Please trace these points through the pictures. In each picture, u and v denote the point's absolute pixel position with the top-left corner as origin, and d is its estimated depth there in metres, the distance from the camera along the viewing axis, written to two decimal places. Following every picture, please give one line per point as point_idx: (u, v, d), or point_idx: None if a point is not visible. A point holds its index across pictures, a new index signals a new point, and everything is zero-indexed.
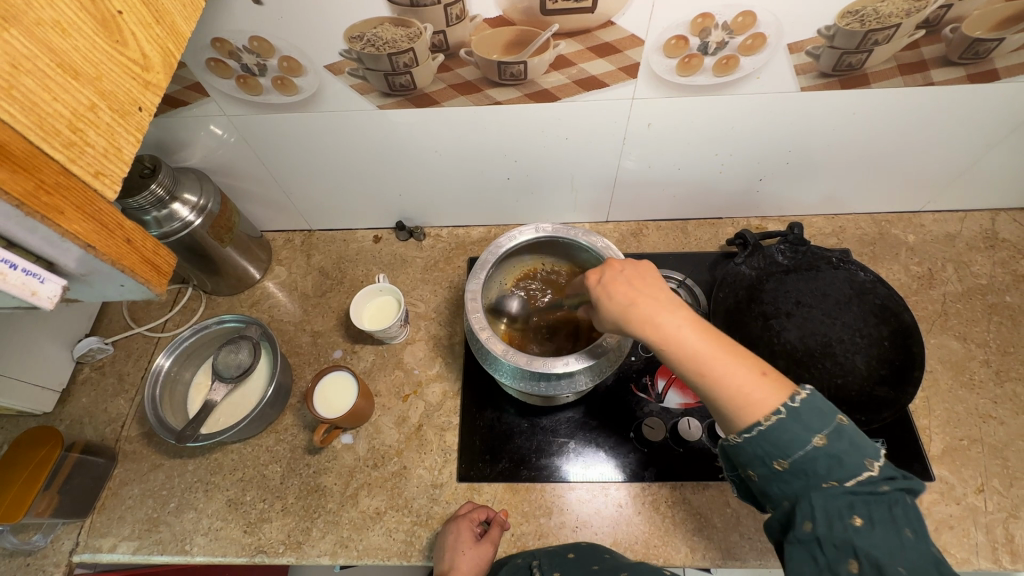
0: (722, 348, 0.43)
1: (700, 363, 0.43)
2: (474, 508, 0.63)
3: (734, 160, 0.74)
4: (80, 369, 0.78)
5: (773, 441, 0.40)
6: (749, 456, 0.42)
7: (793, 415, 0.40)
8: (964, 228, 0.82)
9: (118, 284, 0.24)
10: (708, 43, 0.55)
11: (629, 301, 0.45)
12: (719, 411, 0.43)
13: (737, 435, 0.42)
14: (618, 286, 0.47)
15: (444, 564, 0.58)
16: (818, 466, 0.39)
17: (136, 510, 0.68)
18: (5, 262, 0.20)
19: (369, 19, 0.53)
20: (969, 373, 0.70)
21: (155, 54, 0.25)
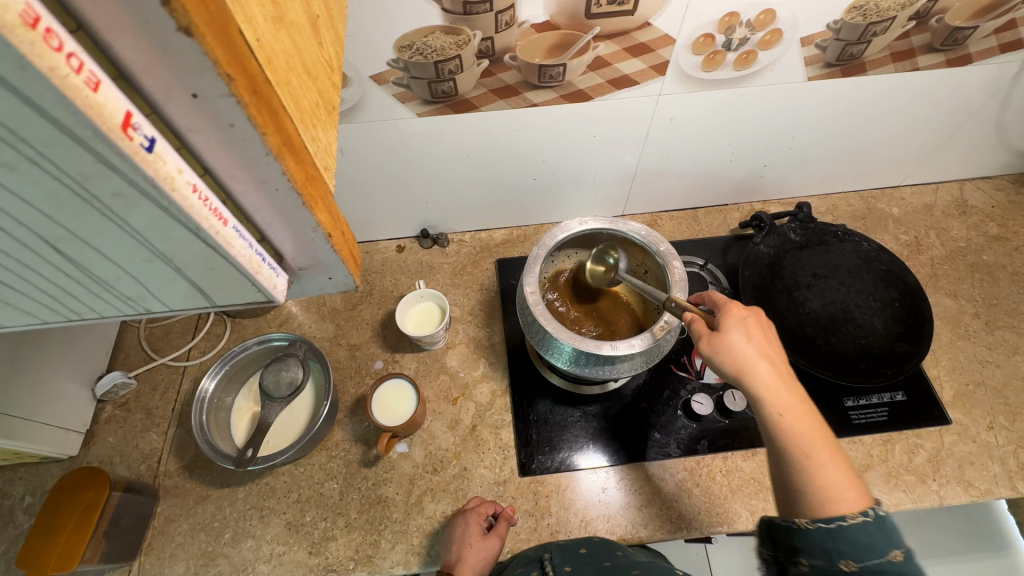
0: (820, 435, 0.43)
1: (806, 443, 0.43)
2: (482, 502, 0.65)
3: (743, 149, 0.79)
4: (101, 407, 0.74)
5: (850, 539, 0.39)
6: (807, 547, 0.41)
7: (879, 523, 0.39)
8: (938, 199, 0.91)
9: (326, 277, 0.30)
10: (732, 40, 0.60)
11: (751, 355, 0.46)
12: (802, 496, 0.42)
13: (812, 520, 0.41)
14: (737, 336, 0.47)
15: (452, 556, 0.60)
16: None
17: (189, 546, 0.65)
18: (259, 257, 0.26)
19: (421, 28, 0.54)
20: (963, 326, 0.78)
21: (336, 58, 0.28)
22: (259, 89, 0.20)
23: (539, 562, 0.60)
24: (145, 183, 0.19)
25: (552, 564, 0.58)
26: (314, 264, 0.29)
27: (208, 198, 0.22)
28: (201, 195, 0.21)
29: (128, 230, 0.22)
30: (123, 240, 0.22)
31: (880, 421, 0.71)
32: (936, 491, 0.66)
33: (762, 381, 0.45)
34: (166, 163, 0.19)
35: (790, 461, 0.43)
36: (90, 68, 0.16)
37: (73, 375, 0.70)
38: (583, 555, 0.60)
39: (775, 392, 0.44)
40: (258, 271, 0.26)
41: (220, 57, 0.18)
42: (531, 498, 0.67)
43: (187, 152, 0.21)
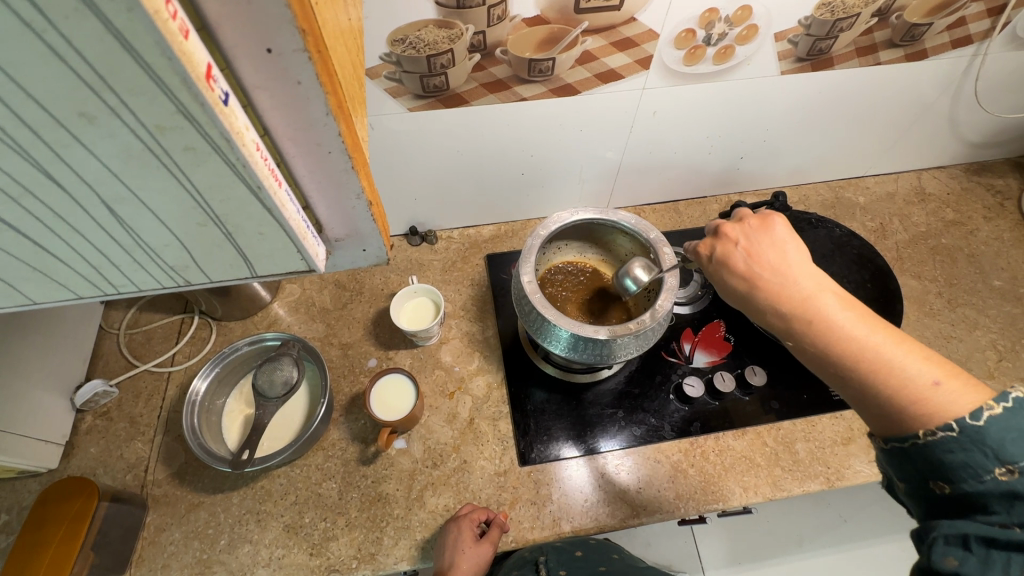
0: (878, 333, 0.41)
1: (860, 350, 0.40)
2: (474, 508, 0.64)
3: (721, 142, 0.83)
4: (81, 418, 0.71)
5: (1003, 446, 0.33)
6: (903, 462, 0.38)
7: (970, 434, 0.34)
8: (899, 187, 0.97)
9: (360, 249, 0.36)
10: (712, 35, 0.62)
11: (753, 265, 0.47)
12: (881, 411, 0.39)
13: (894, 442, 0.39)
14: (741, 247, 0.48)
15: (445, 562, 0.61)
16: (992, 500, 0.33)
17: (182, 555, 0.63)
18: (305, 224, 0.31)
19: (414, 22, 0.55)
20: (928, 304, 0.83)
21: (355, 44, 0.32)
22: None
23: (534, 563, 0.68)
24: (221, 141, 0.23)
25: (548, 567, 0.67)
26: (350, 235, 0.34)
27: (268, 158, 0.26)
28: (261, 151, 0.25)
29: (191, 196, 0.26)
30: (183, 202, 0.26)
31: None
32: None
33: (782, 284, 0.45)
34: (237, 119, 0.23)
35: (858, 371, 0.40)
36: (181, 17, 0.19)
37: (50, 385, 0.67)
38: (578, 557, 0.70)
39: (808, 294, 0.44)
40: (304, 235, 0.30)
41: (298, 15, 0.21)
42: (532, 487, 0.68)
43: (252, 112, 0.25)
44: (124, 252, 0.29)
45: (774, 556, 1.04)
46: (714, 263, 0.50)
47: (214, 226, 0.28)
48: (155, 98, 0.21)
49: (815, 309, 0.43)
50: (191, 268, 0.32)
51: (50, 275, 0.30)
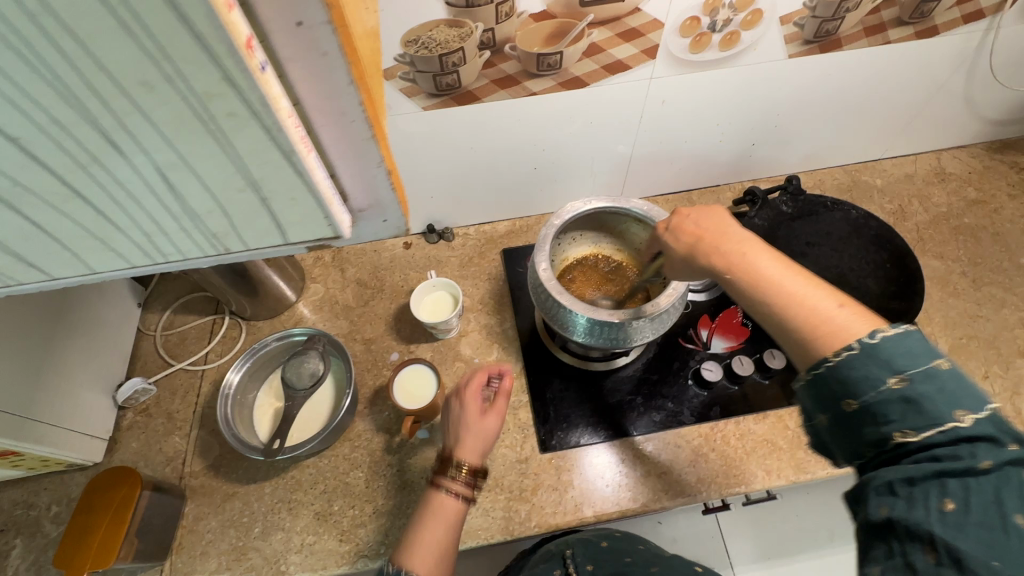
0: (790, 279, 0.46)
1: (780, 292, 0.46)
2: (476, 373, 0.66)
3: (731, 129, 0.83)
4: (122, 415, 0.75)
5: (893, 359, 0.38)
6: (820, 397, 0.41)
7: (866, 351, 0.39)
8: (919, 168, 0.95)
9: (381, 220, 0.39)
10: (716, 21, 0.63)
11: (692, 239, 0.54)
12: (798, 344, 0.43)
13: (809, 373, 0.42)
14: (686, 226, 0.56)
15: (453, 438, 0.62)
16: (889, 410, 0.38)
17: (220, 542, 0.65)
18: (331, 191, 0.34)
19: (425, 22, 0.57)
20: (952, 284, 0.82)
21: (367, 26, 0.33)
22: None
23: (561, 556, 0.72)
24: (258, 104, 0.26)
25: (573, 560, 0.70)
26: (372, 206, 0.37)
27: (300, 127, 0.29)
28: (294, 124, 0.28)
29: (233, 171, 0.29)
30: (225, 168, 0.29)
31: None
32: None
33: (716, 243, 0.52)
34: (271, 86, 0.26)
35: (769, 307, 0.46)
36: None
37: (92, 384, 0.71)
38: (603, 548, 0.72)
39: (740, 252, 0.50)
40: (331, 200, 0.34)
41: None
42: (553, 473, 0.69)
43: (286, 81, 0.27)
44: (171, 220, 0.32)
45: (805, 551, 1.03)
46: (667, 230, 0.58)
47: (251, 191, 0.31)
48: (199, 69, 0.23)
49: (744, 264, 0.49)
50: (229, 241, 0.35)
51: (105, 238, 0.33)
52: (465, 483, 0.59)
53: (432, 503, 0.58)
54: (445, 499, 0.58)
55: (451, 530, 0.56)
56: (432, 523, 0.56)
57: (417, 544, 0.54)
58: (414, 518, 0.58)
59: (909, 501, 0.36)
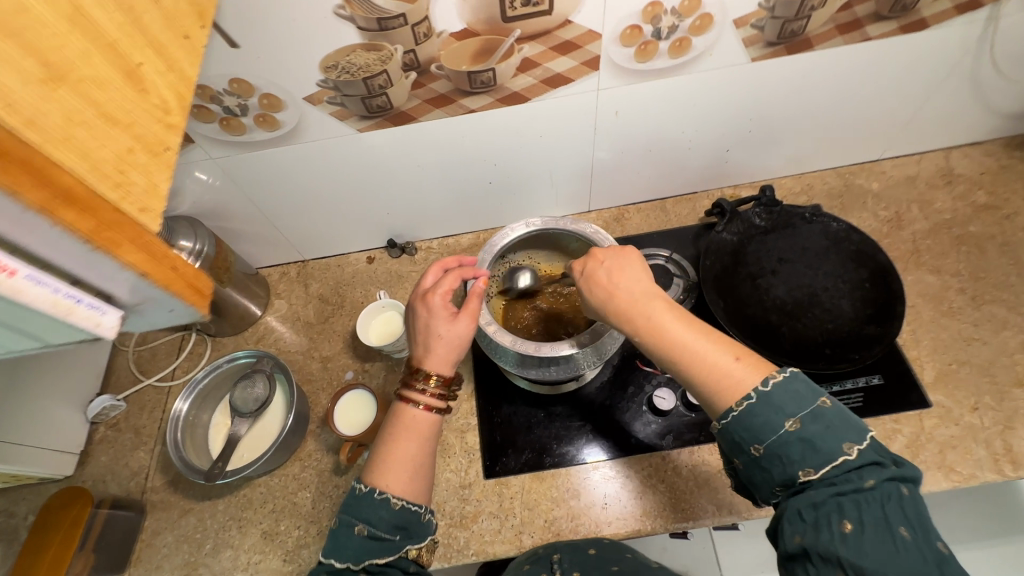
0: (689, 338, 0.50)
1: (688, 352, 0.49)
2: (449, 276, 0.60)
3: (700, 135, 0.77)
4: (95, 429, 0.79)
5: (784, 403, 0.44)
6: (730, 443, 0.47)
7: (766, 400, 0.45)
8: (922, 169, 0.86)
9: (167, 311, 0.26)
10: (660, 29, 0.59)
11: (605, 290, 0.55)
12: (706, 398, 0.48)
13: (720, 421, 0.47)
14: (598, 275, 0.56)
15: (420, 343, 0.57)
16: (792, 450, 0.43)
17: (173, 557, 0.68)
18: (97, 310, 0.24)
19: (341, 47, 0.55)
20: (947, 302, 0.75)
21: (172, 97, 0.27)
22: (32, 169, 0.20)
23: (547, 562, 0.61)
24: None
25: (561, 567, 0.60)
26: (140, 298, 0.25)
27: None
28: None
29: None
30: None
31: (853, 407, 0.69)
32: None
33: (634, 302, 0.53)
34: None
35: (686, 372, 0.49)
36: None
37: (65, 401, 0.74)
38: (592, 555, 0.62)
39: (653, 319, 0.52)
40: (68, 312, 0.22)
41: None
42: (495, 500, 0.68)
43: None
44: None
45: None
46: (584, 279, 0.57)
47: None
48: None
49: (655, 330, 0.51)
50: None
51: None
52: (435, 393, 0.54)
53: (401, 418, 0.55)
54: (416, 409, 0.54)
55: (424, 443, 0.54)
56: (405, 434, 0.54)
57: (391, 463, 0.51)
58: (389, 427, 0.55)
59: (816, 527, 0.41)
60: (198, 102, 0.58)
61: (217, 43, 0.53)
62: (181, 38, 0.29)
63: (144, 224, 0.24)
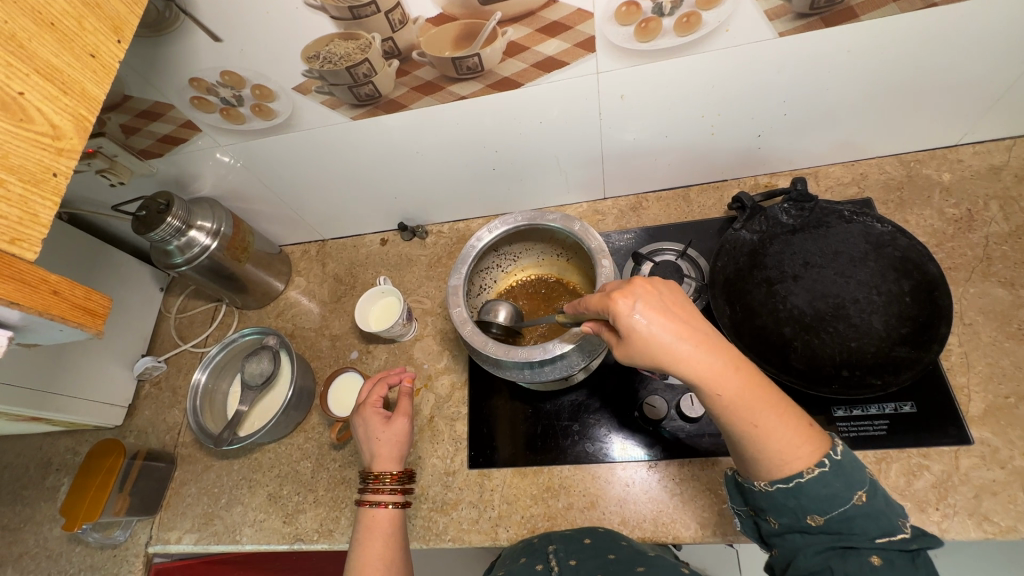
0: (764, 400, 0.43)
1: (757, 417, 0.42)
2: (374, 393, 0.68)
3: (725, 119, 0.69)
4: (141, 385, 0.89)
5: (850, 477, 0.43)
6: (781, 505, 0.44)
7: (835, 473, 0.42)
8: (1012, 158, 0.72)
9: (58, 329, 0.32)
10: (661, 3, 0.52)
11: (679, 343, 0.41)
12: (754, 460, 0.44)
13: (773, 484, 0.44)
14: (661, 319, 0.42)
15: (368, 450, 0.65)
16: (853, 521, 0.42)
17: (195, 506, 0.77)
18: None
19: (319, 37, 0.54)
20: (1016, 323, 0.63)
21: (65, 121, 0.32)
22: None
23: (542, 554, 0.58)
24: None
25: (558, 559, 0.56)
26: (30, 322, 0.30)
27: None
28: None
29: None
30: None
31: (873, 436, 0.61)
32: (936, 522, 0.56)
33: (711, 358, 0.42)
34: None
35: (750, 438, 0.43)
36: None
37: (115, 359, 0.84)
38: (587, 546, 0.58)
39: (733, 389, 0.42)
40: None
41: None
42: (475, 490, 0.69)
43: None
44: None
45: None
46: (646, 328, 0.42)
47: None
48: None
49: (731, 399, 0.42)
50: None
51: None
52: (393, 488, 0.62)
53: (368, 520, 0.61)
54: (375, 511, 0.61)
55: (390, 537, 0.59)
56: (372, 533, 0.60)
57: (363, 560, 0.56)
58: (356, 536, 0.60)
59: (842, 556, 0.42)
60: (196, 94, 0.61)
61: (202, 38, 0.54)
62: (86, 58, 0.33)
63: (14, 253, 0.28)
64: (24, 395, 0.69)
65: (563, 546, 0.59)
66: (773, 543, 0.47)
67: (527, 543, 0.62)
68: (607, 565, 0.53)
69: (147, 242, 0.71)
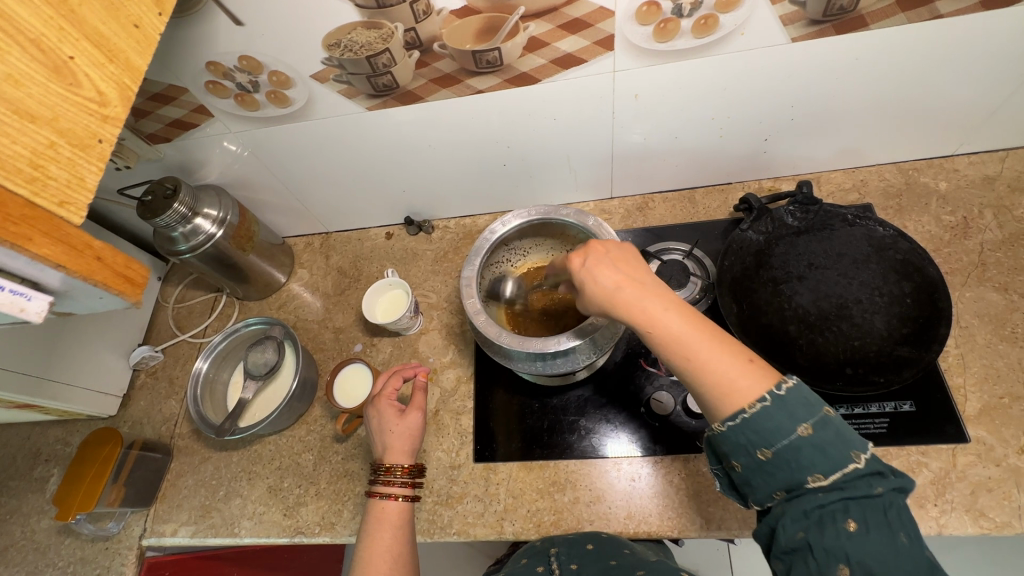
0: (704, 339, 0.45)
1: (693, 355, 0.44)
2: (390, 384, 0.67)
3: (734, 122, 0.70)
4: (137, 375, 0.87)
5: (795, 409, 0.42)
6: (735, 446, 0.44)
7: (780, 406, 0.42)
8: (1005, 169, 0.74)
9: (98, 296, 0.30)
10: (681, 5, 0.53)
11: (613, 286, 0.48)
12: (708, 405, 0.45)
13: (723, 424, 0.44)
14: (603, 269, 0.49)
15: (380, 443, 0.64)
16: (802, 456, 0.41)
17: (192, 498, 0.75)
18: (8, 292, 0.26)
19: (341, 25, 0.54)
20: (1010, 326, 0.65)
21: (110, 89, 0.30)
22: None
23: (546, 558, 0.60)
24: None
25: (559, 563, 0.58)
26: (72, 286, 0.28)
27: None
28: None
29: None
30: None
31: (875, 433, 0.62)
32: (935, 517, 0.57)
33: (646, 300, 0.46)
34: None
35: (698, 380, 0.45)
36: None
37: (111, 348, 0.82)
38: (589, 551, 0.59)
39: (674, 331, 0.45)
40: None
41: None
42: (481, 484, 0.69)
43: None
44: None
45: None
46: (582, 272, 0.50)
47: None
48: None
49: (672, 341, 0.45)
50: None
51: None
52: (403, 481, 0.62)
53: (377, 514, 0.60)
54: (386, 503, 0.61)
55: (400, 531, 0.59)
56: (381, 525, 0.59)
57: (374, 555, 0.56)
58: (363, 527, 0.60)
59: (819, 525, 0.40)
60: (211, 78, 0.60)
61: (223, 21, 0.54)
62: (129, 27, 0.31)
63: (63, 216, 0.27)
64: (18, 380, 0.67)
65: (566, 550, 0.60)
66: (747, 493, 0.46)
67: (534, 545, 0.64)
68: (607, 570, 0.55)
69: (152, 228, 0.70)
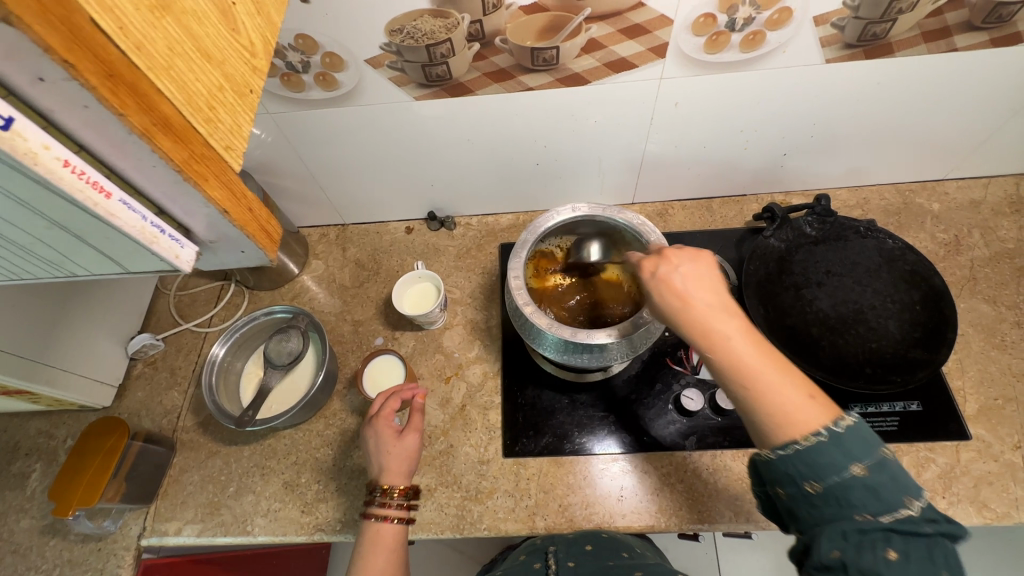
0: (768, 367, 0.45)
1: (753, 380, 0.44)
2: (390, 401, 0.64)
3: (759, 135, 0.75)
4: (133, 364, 0.82)
5: (852, 448, 0.41)
6: (782, 473, 0.43)
7: (835, 442, 0.41)
8: (989, 194, 0.82)
9: (237, 249, 0.32)
10: (736, 20, 0.56)
11: (682, 299, 0.49)
12: (760, 432, 0.44)
13: (772, 450, 0.43)
14: (673, 281, 0.50)
15: (377, 462, 0.61)
16: (853, 493, 0.40)
17: (198, 495, 0.71)
18: (159, 229, 0.27)
19: (409, 11, 0.55)
20: (1000, 335, 0.72)
21: (258, 40, 0.29)
22: (139, 93, 0.22)
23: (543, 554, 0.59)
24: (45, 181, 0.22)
25: (557, 559, 0.56)
26: (218, 238, 0.30)
27: (85, 172, 0.23)
28: (77, 169, 0.23)
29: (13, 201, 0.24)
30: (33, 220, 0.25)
31: (887, 431, 0.67)
32: (944, 508, 0.62)
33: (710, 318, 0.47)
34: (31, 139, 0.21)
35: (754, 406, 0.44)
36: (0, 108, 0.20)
37: (109, 333, 0.77)
38: (588, 551, 0.58)
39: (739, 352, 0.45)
40: (153, 240, 0.27)
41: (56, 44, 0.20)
42: (511, 479, 0.68)
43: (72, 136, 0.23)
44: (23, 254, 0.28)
45: None
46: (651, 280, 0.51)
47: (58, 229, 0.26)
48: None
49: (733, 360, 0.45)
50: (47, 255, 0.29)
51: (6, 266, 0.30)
52: (399, 504, 0.59)
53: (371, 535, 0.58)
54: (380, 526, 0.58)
55: (393, 553, 0.57)
56: (376, 548, 0.56)
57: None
58: (357, 548, 0.57)
59: (857, 549, 0.39)
60: None
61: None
62: None
63: (227, 161, 0.27)
64: (16, 362, 0.62)
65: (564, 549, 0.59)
66: (789, 518, 0.45)
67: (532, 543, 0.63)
68: (605, 569, 0.54)
69: None
